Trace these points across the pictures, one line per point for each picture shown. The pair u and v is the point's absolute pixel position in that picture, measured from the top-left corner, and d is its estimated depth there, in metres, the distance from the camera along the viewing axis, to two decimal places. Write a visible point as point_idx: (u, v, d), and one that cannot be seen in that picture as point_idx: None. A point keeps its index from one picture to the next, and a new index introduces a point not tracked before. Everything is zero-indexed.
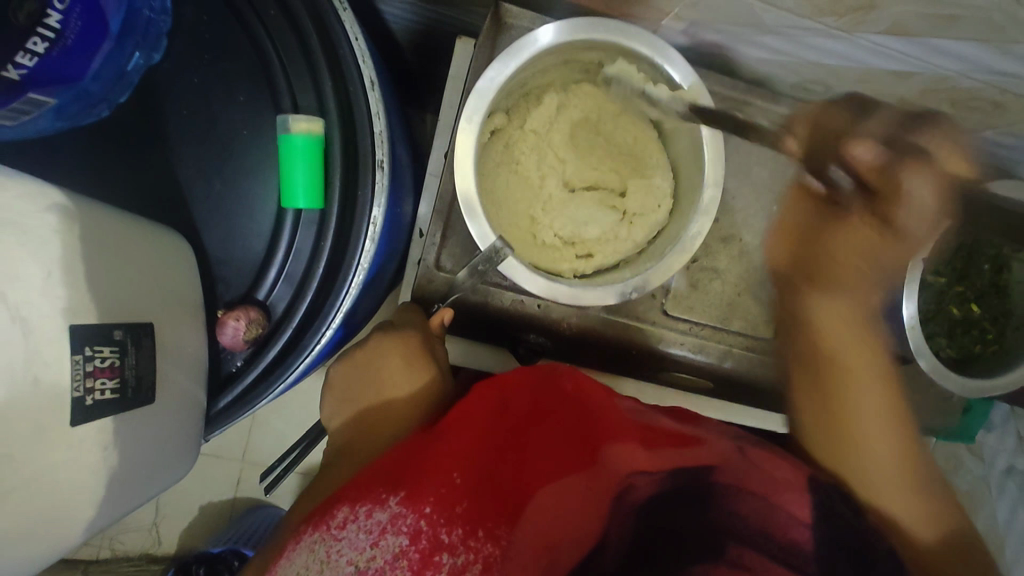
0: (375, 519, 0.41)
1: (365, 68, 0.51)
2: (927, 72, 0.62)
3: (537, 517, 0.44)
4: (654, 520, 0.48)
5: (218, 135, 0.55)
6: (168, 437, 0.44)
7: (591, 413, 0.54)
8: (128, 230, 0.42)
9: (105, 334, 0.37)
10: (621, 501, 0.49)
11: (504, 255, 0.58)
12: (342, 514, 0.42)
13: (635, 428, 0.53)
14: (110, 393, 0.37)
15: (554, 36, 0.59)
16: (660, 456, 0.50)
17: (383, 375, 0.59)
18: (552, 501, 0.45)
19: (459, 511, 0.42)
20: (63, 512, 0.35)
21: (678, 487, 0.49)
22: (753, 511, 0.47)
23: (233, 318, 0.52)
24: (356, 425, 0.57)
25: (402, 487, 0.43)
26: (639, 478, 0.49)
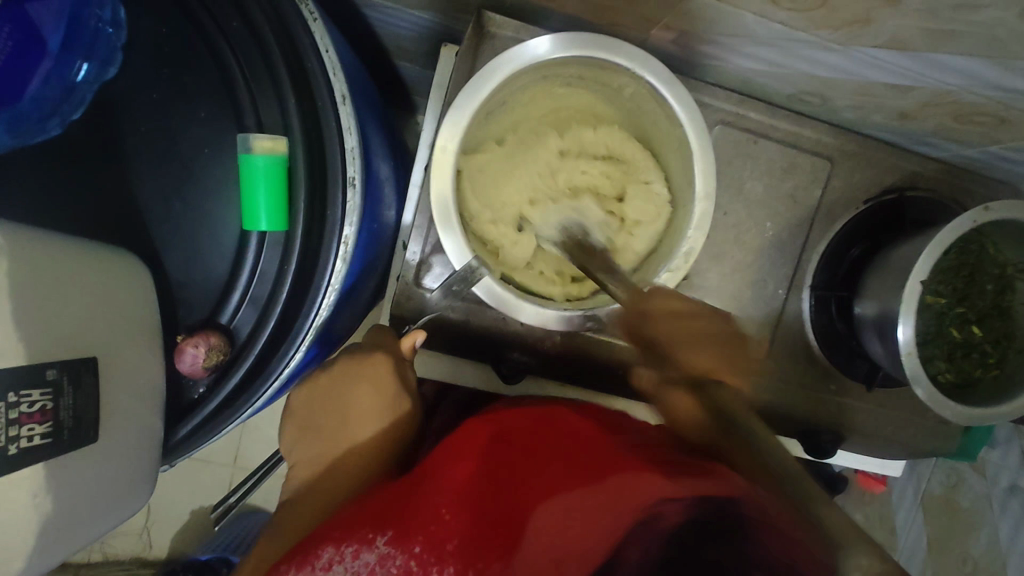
0: (362, 560, 0.41)
1: (334, 83, 0.49)
2: (927, 86, 0.59)
3: (535, 556, 0.42)
4: (681, 555, 0.42)
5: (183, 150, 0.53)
6: (115, 475, 0.42)
7: (601, 446, 0.50)
8: (72, 259, 0.40)
9: (34, 376, 0.35)
10: (645, 529, 0.43)
11: (480, 275, 0.56)
12: (328, 555, 0.42)
13: (654, 457, 0.48)
14: (40, 438, 0.35)
15: (532, 51, 0.56)
16: (685, 481, 0.42)
17: (350, 400, 0.56)
18: (557, 532, 0.43)
19: (451, 548, 0.41)
20: None
21: (705, 516, 0.42)
22: (785, 548, 0.36)
23: (193, 343, 0.50)
24: (321, 452, 0.54)
25: (389, 525, 0.43)
26: (666, 506, 0.42)
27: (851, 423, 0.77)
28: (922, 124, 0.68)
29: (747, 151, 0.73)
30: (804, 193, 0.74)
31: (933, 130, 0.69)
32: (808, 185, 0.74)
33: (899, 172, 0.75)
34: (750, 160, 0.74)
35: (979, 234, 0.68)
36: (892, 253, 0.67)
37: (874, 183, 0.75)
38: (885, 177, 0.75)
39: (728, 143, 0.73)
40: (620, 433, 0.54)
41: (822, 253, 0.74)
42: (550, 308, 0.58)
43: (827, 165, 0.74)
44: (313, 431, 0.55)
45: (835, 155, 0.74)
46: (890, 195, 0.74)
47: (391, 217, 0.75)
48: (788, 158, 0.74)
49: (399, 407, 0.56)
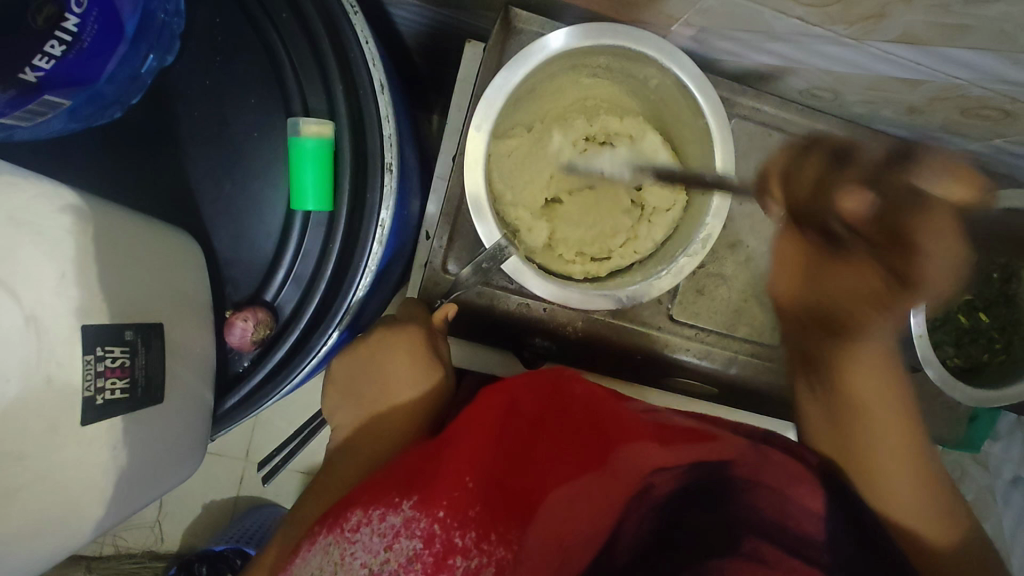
0: (388, 523, 0.41)
1: (374, 71, 0.52)
2: (936, 80, 0.61)
3: (547, 521, 0.45)
4: (671, 519, 0.48)
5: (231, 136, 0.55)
6: (175, 437, 0.44)
7: (600, 415, 0.55)
8: (141, 232, 0.43)
9: (116, 334, 0.37)
10: (642, 500, 0.49)
11: (509, 254, 0.60)
12: (356, 518, 0.42)
13: (650, 428, 0.53)
14: (120, 392, 0.38)
15: (562, 42, 0.59)
16: (683, 452, 0.51)
17: (385, 371, 0.58)
18: (563, 506, 0.46)
19: (473, 514, 0.42)
20: (69, 511, 0.35)
21: (695, 482, 0.50)
22: (769, 506, 0.48)
23: (241, 319, 0.52)
24: (358, 417, 0.58)
25: (414, 491, 0.43)
26: (657, 476, 0.49)
27: None
28: (930, 119, 0.71)
29: (762, 144, 0.76)
30: None
31: (941, 125, 0.71)
32: None
33: None
34: (764, 153, 0.76)
35: None
36: None
37: None
38: None
39: (743, 136, 0.76)
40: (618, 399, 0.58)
41: None
42: (573, 288, 0.61)
43: None
44: (353, 399, 0.59)
45: None
46: None
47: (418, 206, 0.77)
48: None
49: (432, 381, 0.59)
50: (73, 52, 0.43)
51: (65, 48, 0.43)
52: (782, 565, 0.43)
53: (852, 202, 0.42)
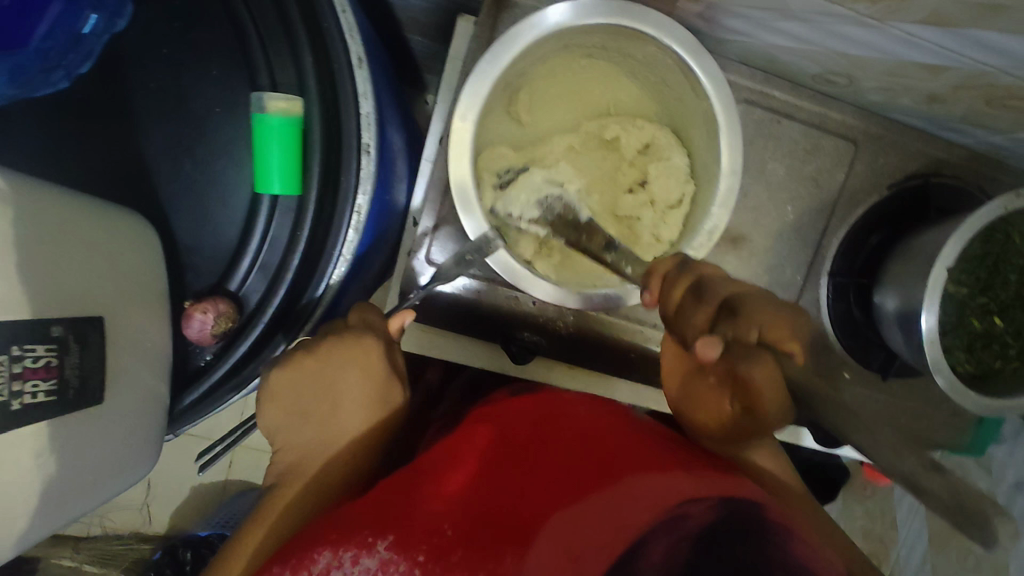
0: (363, 566, 0.40)
1: (350, 44, 0.47)
2: (963, 67, 0.57)
3: (552, 542, 0.41)
4: (716, 550, 0.39)
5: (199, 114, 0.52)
6: (118, 440, 0.41)
7: (608, 445, 0.50)
8: (76, 213, 0.39)
9: (38, 331, 0.34)
10: (671, 528, 0.41)
11: (496, 247, 0.55)
12: (325, 560, 0.40)
13: (664, 457, 0.49)
14: (44, 395, 0.34)
15: (554, 19, 0.54)
16: (708, 485, 0.45)
17: (334, 384, 0.50)
18: (567, 525, 0.42)
19: (456, 558, 0.40)
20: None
21: (731, 512, 0.42)
22: (800, 547, 0.41)
23: (200, 310, 0.49)
24: (307, 445, 0.49)
25: (389, 530, 0.42)
26: (690, 507, 0.43)
27: None
28: (952, 109, 0.66)
29: (770, 132, 0.72)
30: (826, 176, 0.73)
31: (963, 116, 0.67)
32: (831, 168, 0.73)
33: (924, 158, 0.73)
34: (772, 141, 0.72)
35: (1005, 223, 0.67)
36: (916, 239, 0.66)
37: (897, 168, 0.73)
38: (908, 162, 0.73)
39: (751, 123, 0.71)
40: (624, 429, 0.54)
41: (844, 238, 0.73)
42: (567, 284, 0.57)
43: (852, 147, 0.73)
44: (296, 423, 0.49)
45: (859, 138, 0.73)
46: (915, 180, 0.73)
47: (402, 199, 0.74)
48: (811, 139, 0.72)
49: (390, 398, 0.51)
50: None
51: None
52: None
53: (707, 351, 0.47)
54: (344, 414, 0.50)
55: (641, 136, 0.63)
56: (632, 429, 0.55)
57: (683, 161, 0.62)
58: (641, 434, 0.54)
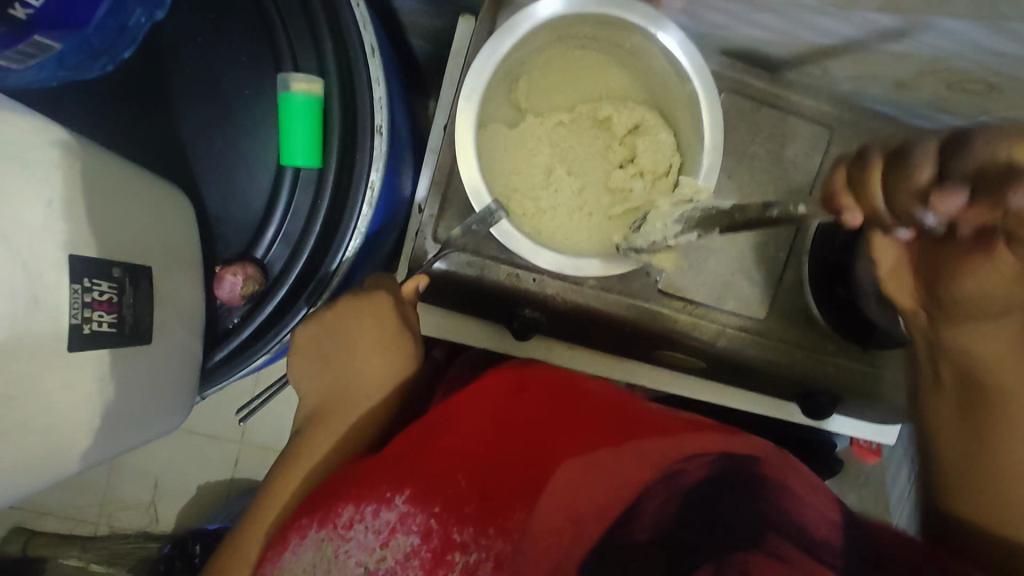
0: (383, 519, 0.43)
1: (365, 33, 0.53)
2: (923, 52, 0.62)
3: (554, 497, 0.44)
4: (703, 508, 0.43)
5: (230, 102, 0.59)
6: (161, 383, 0.46)
7: (613, 409, 0.52)
8: (130, 178, 0.45)
9: (102, 270, 0.39)
10: (670, 483, 0.44)
11: (499, 217, 0.60)
12: (348, 514, 0.43)
13: (666, 420, 0.51)
14: (107, 325, 0.39)
15: (547, 11, 0.60)
16: (708, 441, 0.47)
17: (352, 337, 0.55)
18: (571, 482, 0.45)
19: (468, 511, 0.44)
20: (61, 435, 0.38)
21: (729, 468, 0.45)
22: (802, 507, 0.44)
23: (231, 273, 0.55)
24: (328, 389, 0.54)
25: (404, 484, 0.44)
26: (689, 462, 0.45)
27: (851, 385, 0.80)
28: (919, 94, 0.71)
29: (751, 118, 0.77)
30: (804, 160, 0.78)
31: (928, 101, 0.72)
32: (809, 152, 0.78)
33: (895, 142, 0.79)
34: (753, 127, 0.77)
35: None
36: None
37: None
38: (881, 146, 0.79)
39: (734, 110, 0.77)
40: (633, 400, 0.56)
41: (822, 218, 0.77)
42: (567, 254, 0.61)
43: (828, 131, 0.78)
44: (320, 368, 0.55)
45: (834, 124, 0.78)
46: None
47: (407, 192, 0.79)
48: (790, 125, 0.78)
49: (403, 354, 0.55)
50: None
51: None
52: (808, 566, 0.39)
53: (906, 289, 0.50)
54: (363, 363, 0.54)
55: (631, 116, 0.66)
56: (643, 401, 0.57)
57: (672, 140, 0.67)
58: (650, 404, 0.56)
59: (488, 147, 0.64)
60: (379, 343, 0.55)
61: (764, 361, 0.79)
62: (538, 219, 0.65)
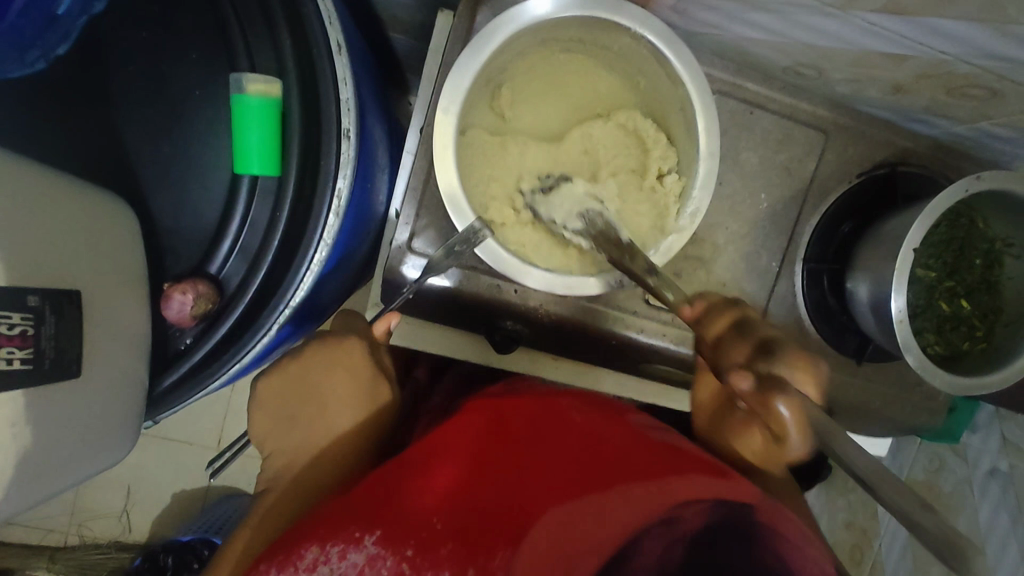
0: (350, 561, 0.39)
1: (331, 29, 0.50)
2: (921, 55, 0.59)
3: (544, 537, 0.40)
4: (704, 553, 0.39)
5: (186, 103, 0.57)
6: (94, 418, 0.43)
7: (602, 442, 0.48)
8: (55, 195, 0.41)
9: (14, 299, 0.36)
10: (664, 530, 0.40)
11: (483, 237, 0.56)
12: (311, 557, 0.40)
13: (656, 454, 0.47)
14: (19, 362, 0.36)
15: (528, 15, 0.55)
16: (699, 485, 0.43)
17: (322, 384, 0.56)
18: (558, 523, 0.41)
19: (445, 552, 0.39)
20: None
21: (728, 516, 0.41)
22: (795, 553, 0.40)
23: (180, 291, 0.52)
24: (296, 446, 0.53)
25: (378, 525, 0.41)
26: (684, 509, 0.41)
27: (842, 400, 0.77)
28: (916, 99, 0.68)
29: (743, 122, 0.74)
30: (798, 165, 0.75)
31: (926, 105, 0.69)
32: (803, 157, 0.75)
33: (892, 147, 0.75)
34: (745, 131, 0.74)
35: (969, 208, 0.68)
36: (885, 224, 0.67)
37: (867, 157, 0.75)
38: (877, 152, 0.76)
39: (726, 113, 0.74)
40: (620, 429, 0.51)
41: (814, 229, 0.75)
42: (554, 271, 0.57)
43: (822, 136, 0.75)
44: (289, 422, 0.55)
45: (829, 129, 0.75)
46: (882, 169, 0.75)
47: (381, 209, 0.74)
48: (783, 129, 0.75)
49: (374, 395, 0.57)
50: None
51: None
52: None
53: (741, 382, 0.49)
54: (335, 415, 0.55)
55: (620, 125, 0.63)
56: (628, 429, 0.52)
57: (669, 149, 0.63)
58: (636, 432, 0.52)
59: (467, 153, 0.60)
60: (347, 390, 0.56)
61: None
62: (528, 232, 0.61)
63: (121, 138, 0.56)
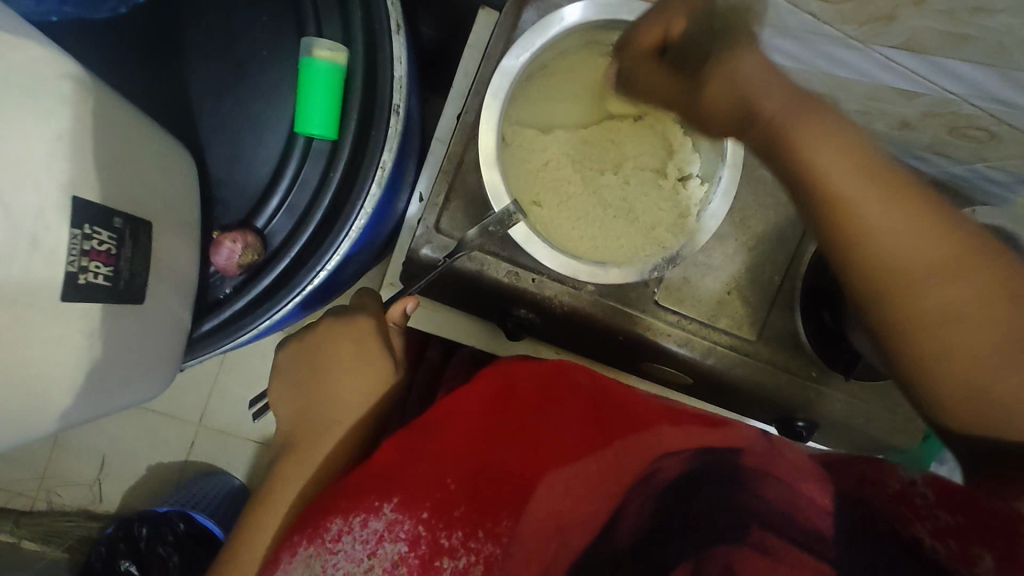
0: (371, 528, 0.43)
1: (392, 11, 0.54)
2: (931, 94, 0.63)
3: (542, 500, 0.43)
4: (677, 503, 0.40)
5: (245, 63, 0.61)
6: (147, 346, 0.46)
7: (601, 406, 0.50)
8: (133, 135, 0.45)
9: (104, 218, 0.40)
10: (644, 486, 0.41)
11: (517, 220, 0.58)
12: (336, 527, 0.44)
13: (656, 416, 0.48)
14: (102, 278, 0.41)
15: (579, 16, 0.59)
16: (682, 435, 0.43)
17: (328, 352, 0.61)
18: (557, 487, 0.43)
19: (457, 514, 0.43)
20: (40, 389, 0.37)
21: (706, 462, 0.41)
22: (776, 494, 0.38)
23: (230, 240, 0.56)
24: (302, 409, 0.58)
25: (393, 493, 0.44)
26: (663, 461, 0.42)
27: (829, 415, 0.80)
28: (920, 135, 0.73)
29: None
30: None
31: (929, 141, 0.74)
32: None
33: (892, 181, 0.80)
34: None
35: None
36: None
37: None
38: None
39: None
40: (625, 395, 0.53)
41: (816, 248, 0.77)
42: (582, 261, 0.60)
43: None
44: (297, 389, 0.60)
45: None
46: None
47: (402, 202, 0.77)
48: None
49: (375, 367, 0.59)
50: None
51: None
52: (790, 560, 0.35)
53: None
54: (337, 387, 0.58)
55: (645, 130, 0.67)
56: (635, 396, 0.54)
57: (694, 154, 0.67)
58: (643, 398, 0.53)
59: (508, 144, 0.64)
60: (357, 361, 0.59)
61: (751, 379, 0.79)
62: (551, 219, 0.64)
63: (178, 88, 0.60)
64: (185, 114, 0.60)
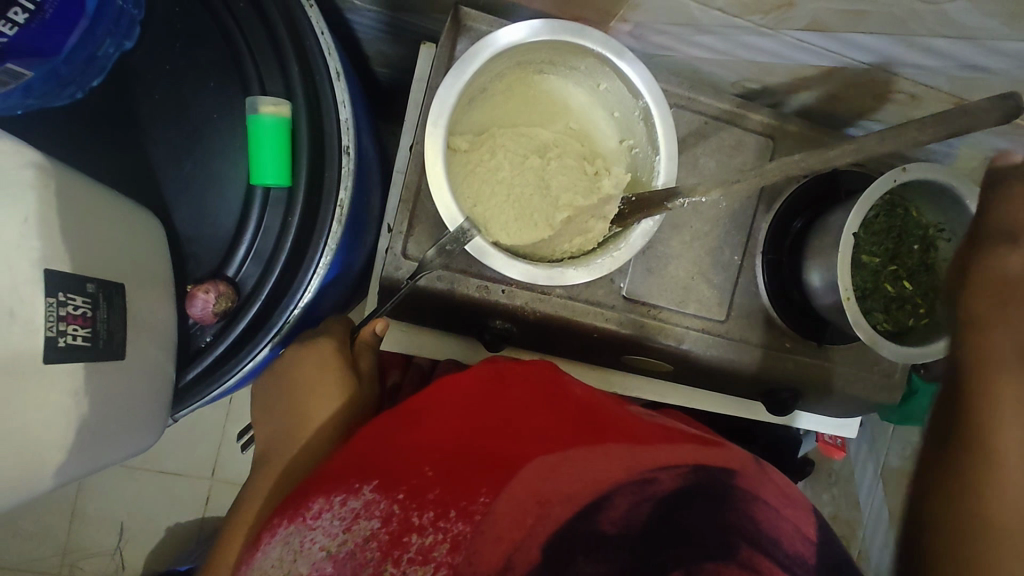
0: (349, 507, 0.45)
1: (330, 59, 0.60)
2: (846, 65, 0.68)
3: (525, 480, 0.45)
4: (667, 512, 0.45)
5: (203, 126, 0.66)
6: (134, 393, 0.52)
7: (598, 416, 0.53)
8: (101, 210, 0.51)
9: (79, 285, 0.46)
10: (639, 488, 0.45)
11: (473, 235, 0.62)
12: (317, 506, 0.47)
13: (648, 431, 0.52)
14: (81, 339, 0.46)
15: (507, 40, 0.63)
16: (680, 451, 0.48)
17: (313, 381, 0.66)
18: (545, 470, 0.46)
19: (430, 497, 0.45)
20: (33, 445, 0.43)
21: (698, 481, 0.47)
22: (768, 518, 0.46)
23: (203, 292, 0.60)
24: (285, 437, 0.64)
25: (374, 476, 0.47)
26: (662, 472, 0.46)
27: (806, 381, 0.83)
28: (849, 104, 0.77)
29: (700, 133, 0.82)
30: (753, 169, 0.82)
31: (859, 110, 0.78)
32: (755, 162, 0.82)
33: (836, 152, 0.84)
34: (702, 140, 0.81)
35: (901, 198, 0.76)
36: (830, 216, 0.75)
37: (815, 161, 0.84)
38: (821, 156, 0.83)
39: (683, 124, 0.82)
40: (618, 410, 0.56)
41: (770, 225, 0.81)
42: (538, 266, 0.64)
43: (768, 143, 0.82)
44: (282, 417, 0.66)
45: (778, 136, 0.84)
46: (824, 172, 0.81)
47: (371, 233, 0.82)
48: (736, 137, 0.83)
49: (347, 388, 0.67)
50: (35, 20, 0.52)
51: (29, 16, 0.51)
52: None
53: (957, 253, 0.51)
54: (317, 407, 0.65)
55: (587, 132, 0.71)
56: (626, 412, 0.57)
57: (634, 152, 0.71)
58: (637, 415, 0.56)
59: (456, 168, 0.67)
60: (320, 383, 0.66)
61: (727, 359, 0.82)
62: (507, 227, 0.67)
63: (141, 158, 0.65)
64: (150, 180, 0.65)
